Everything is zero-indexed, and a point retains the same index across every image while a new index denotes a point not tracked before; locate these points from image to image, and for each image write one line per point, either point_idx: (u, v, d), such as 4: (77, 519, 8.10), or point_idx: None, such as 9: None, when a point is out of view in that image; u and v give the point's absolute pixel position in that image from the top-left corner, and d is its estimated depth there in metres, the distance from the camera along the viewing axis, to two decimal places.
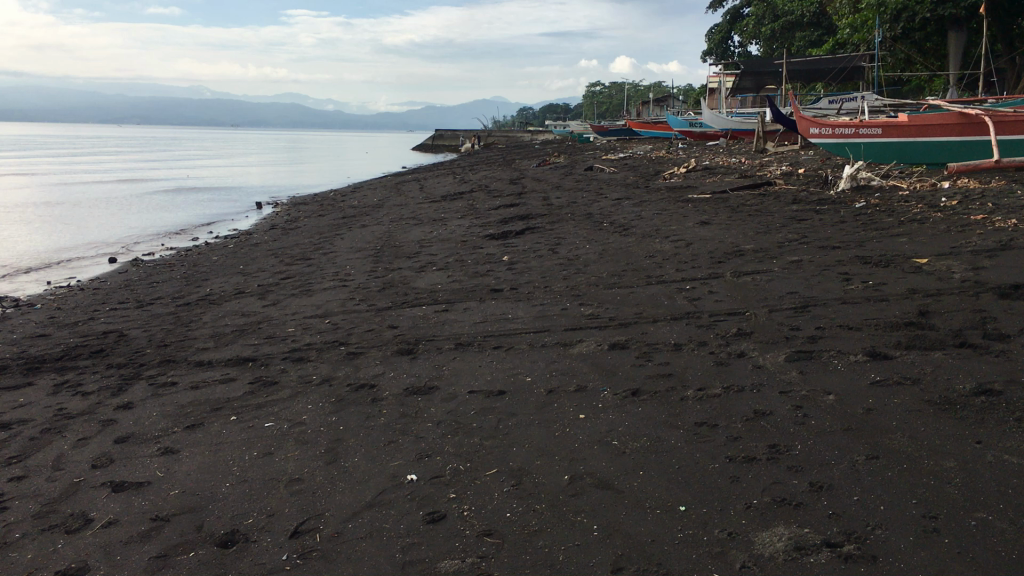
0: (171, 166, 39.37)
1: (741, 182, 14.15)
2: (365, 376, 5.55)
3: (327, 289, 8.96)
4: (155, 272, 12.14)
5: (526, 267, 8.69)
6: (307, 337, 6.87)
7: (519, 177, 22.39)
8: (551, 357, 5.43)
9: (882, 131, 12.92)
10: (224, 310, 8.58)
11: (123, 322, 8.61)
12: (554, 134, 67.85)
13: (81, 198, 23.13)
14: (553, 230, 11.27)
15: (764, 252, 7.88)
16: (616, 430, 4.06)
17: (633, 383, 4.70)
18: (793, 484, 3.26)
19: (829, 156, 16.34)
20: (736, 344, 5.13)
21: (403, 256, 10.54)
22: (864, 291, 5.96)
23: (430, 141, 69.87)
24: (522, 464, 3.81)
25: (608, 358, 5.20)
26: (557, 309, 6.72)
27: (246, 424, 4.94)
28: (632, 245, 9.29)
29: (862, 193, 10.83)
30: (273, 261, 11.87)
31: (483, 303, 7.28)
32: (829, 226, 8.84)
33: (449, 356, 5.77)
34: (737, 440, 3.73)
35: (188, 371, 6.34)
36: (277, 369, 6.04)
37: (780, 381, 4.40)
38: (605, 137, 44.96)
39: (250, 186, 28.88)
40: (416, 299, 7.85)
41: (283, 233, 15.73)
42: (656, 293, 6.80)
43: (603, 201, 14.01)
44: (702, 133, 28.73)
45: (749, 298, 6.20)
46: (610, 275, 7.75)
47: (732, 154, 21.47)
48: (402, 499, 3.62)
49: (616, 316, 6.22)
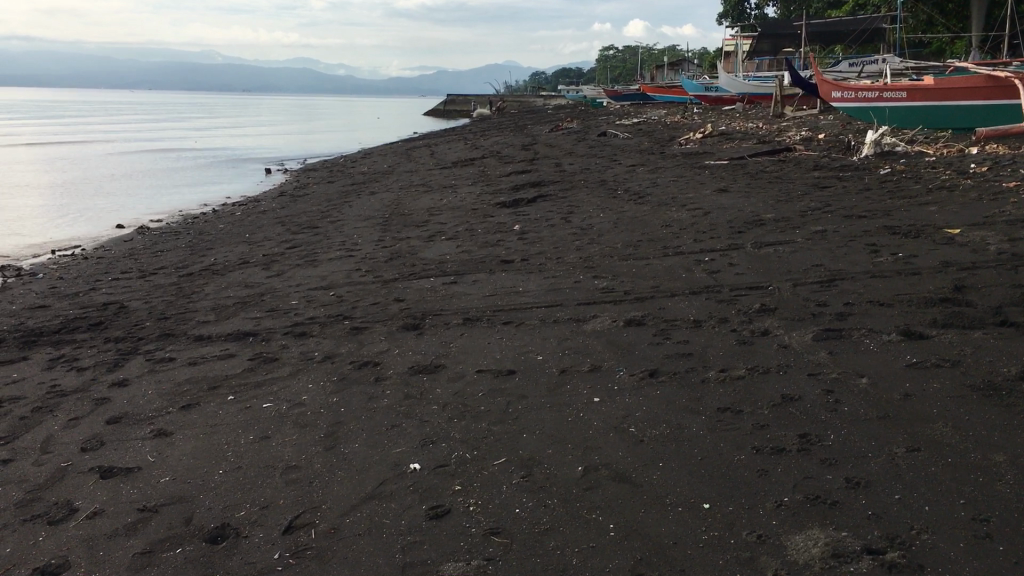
0: (183, 133, 39.04)
1: (760, 148, 13.75)
2: (369, 354, 5.31)
3: (333, 259, 8.70)
4: (160, 241, 11.91)
5: (538, 237, 8.40)
6: (310, 310, 6.63)
7: (532, 143, 21.99)
8: (563, 333, 5.17)
9: (906, 95, 12.51)
10: (228, 281, 8.34)
11: (124, 293, 8.38)
12: (567, 98, 67.14)
13: (90, 166, 22.88)
14: (567, 198, 10.96)
15: (786, 222, 7.56)
16: (633, 415, 3.81)
17: (651, 363, 4.44)
18: (827, 479, 3.00)
19: (850, 121, 15.92)
20: (759, 321, 4.85)
21: (411, 225, 10.27)
22: (895, 263, 5.66)
23: (442, 106, 69.23)
24: (533, 453, 3.57)
25: (624, 335, 4.94)
26: (570, 282, 6.44)
27: (244, 404, 4.71)
28: (648, 213, 8.99)
29: (888, 160, 10.47)
30: (280, 229, 11.60)
31: (493, 275, 7.01)
32: (853, 194, 8.49)
33: (457, 332, 5.51)
34: (764, 429, 3.47)
35: (186, 346, 6.11)
36: (279, 344, 5.81)
37: (808, 362, 4.13)
38: (619, 102, 44.32)
39: (260, 152, 28.59)
40: (424, 270, 7.59)
41: (291, 199, 15.47)
42: (673, 265, 6.52)
43: (617, 168, 13.67)
44: (718, 98, 28.18)
45: (771, 271, 5.91)
46: (626, 246, 7.45)
47: (750, 119, 21.00)
48: (404, 491, 3.38)
49: (632, 290, 5.94)
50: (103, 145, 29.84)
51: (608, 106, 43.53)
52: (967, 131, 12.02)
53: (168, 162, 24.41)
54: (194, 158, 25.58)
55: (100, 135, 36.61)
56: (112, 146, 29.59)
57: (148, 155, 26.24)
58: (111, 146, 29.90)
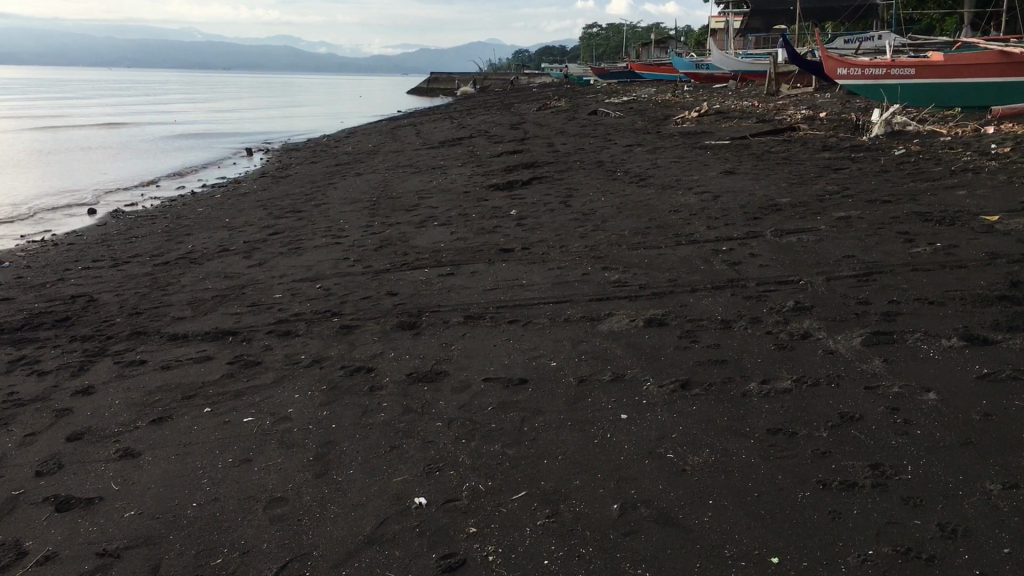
0: (164, 112, 38.24)
1: (760, 127, 13.26)
2: (361, 358, 4.79)
3: (319, 247, 8.15)
4: (135, 226, 11.31)
5: (538, 223, 7.88)
6: (295, 305, 6.11)
7: (521, 122, 21.42)
8: (577, 335, 4.67)
9: (915, 72, 12.03)
10: (206, 271, 7.79)
11: (94, 285, 7.82)
12: (551, 76, 66.32)
13: (65, 145, 22.18)
14: (563, 180, 10.43)
15: (804, 207, 7.07)
16: (670, 436, 3.33)
17: (681, 371, 3.95)
18: (915, 525, 2.53)
19: (852, 99, 15.41)
20: (796, 322, 4.37)
21: (400, 210, 9.72)
22: (935, 255, 5.19)
23: (425, 85, 68.31)
24: (559, 485, 3.07)
25: (646, 338, 4.45)
26: (578, 274, 5.94)
27: (222, 418, 4.19)
28: (652, 197, 8.49)
29: (900, 140, 9.99)
30: (262, 214, 11.04)
31: (493, 266, 6.49)
32: (871, 176, 8.00)
33: (458, 333, 5.01)
34: (826, 457, 2.99)
35: (159, 347, 5.56)
36: (262, 346, 5.28)
37: (861, 373, 3.65)
38: (606, 79, 43.61)
39: (239, 131, 27.91)
40: (417, 259, 7.06)
41: (273, 181, 14.86)
42: (689, 255, 6.03)
43: (614, 148, 13.15)
44: (710, 75, 27.62)
45: (799, 263, 5.43)
46: (634, 233, 6.94)
47: (745, 97, 20.50)
48: (409, 533, 2.89)
49: (647, 284, 5.45)
50: (80, 124, 29.07)
51: (595, 85, 42.85)
52: (979, 109, 11.56)
53: (146, 141, 23.69)
54: (175, 138, 24.88)
55: (77, 113, 35.81)
56: (89, 125, 28.85)
57: (125, 134, 25.55)
58: (89, 125, 29.13)
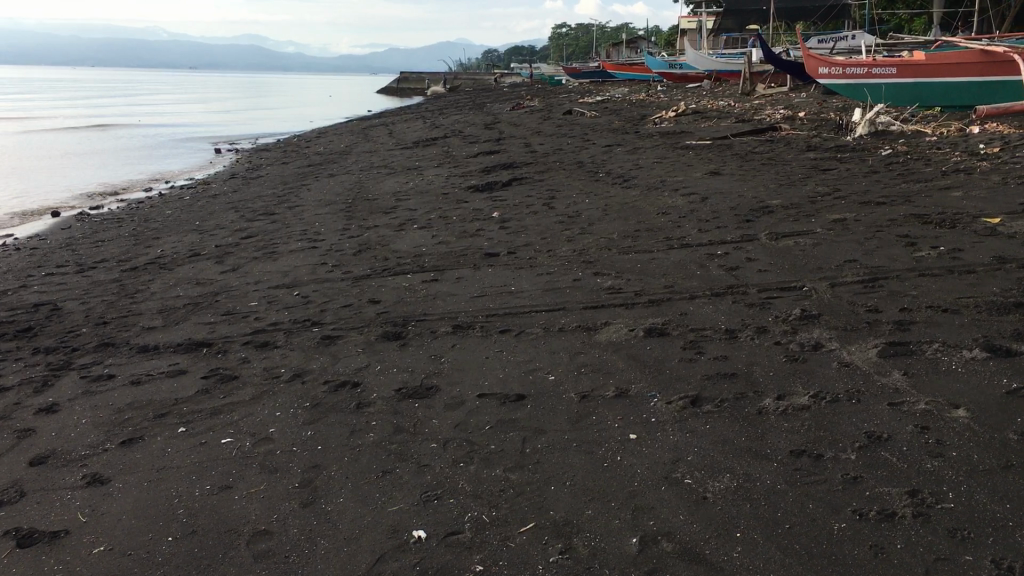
0: (130, 112, 37.64)
1: (740, 127, 13.13)
2: (345, 371, 4.53)
3: (295, 251, 7.86)
4: (101, 229, 10.92)
5: (521, 226, 7.64)
6: (272, 314, 5.82)
7: (495, 122, 21.16)
8: (574, 346, 4.44)
9: (896, 71, 11.94)
10: (177, 277, 7.48)
11: (58, 292, 7.47)
12: (522, 76, 66.06)
13: (28, 145, 21.67)
14: (544, 181, 10.20)
15: (797, 209, 6.89)
16: (686, 459, 3.10)
17: (690, 386, 3.73)
18: (969, 562, 2.32)
19: (830, 99, 15.33)
20: (805, 332, 4.17)
21: (378, 212, 9.45)
22: (940, 259, 5.02)
23: (395, 84, 67.81)
24: (571, 515, 2.83)
25: (648, 350, 4.22)
26: (569, 279, 5.71)
27: (198, 439, 3.91)
28: (637, 198, 8.29)
29: (885, 140, 9.87)
30: (233, 216, 10.71)
31: (479, 271, 6.24)
32: (861, 177, 7.85)
33: (447, 343, 4.76)
34: (858, 483, 2.78)
35: (127, 360, 5.25)
36: (238, 358, 5.00)
37: (882, 388, 3.45)
38: (578, 78, 43.49)
39: (207, 130, 27.40)
40: (399, 264, 6.80)
41: (244, 182, 14.48)
42: (683, 259, 5.82)
43: (593, 148, 12.95)
44: (684, 74, 27.53)
45: (800, 268, 5.24)
46: (623, 237, 6.72)
47: (720, 96, 20.41)
48: (409, 572, 2.63)
49: (643, 290, 5.23)
50: (44, 125, 28.48)
51: (567, 84, 42.70)
52: (961, 108, 11.47)
53: (112, 141, 23.20)
54: (142, 137, 24.41)
55: (38, 113, 35.03)
56: (53, 125, 28.26)
57: (91, 134, 25.01)
58: (52, 125, 28.51)
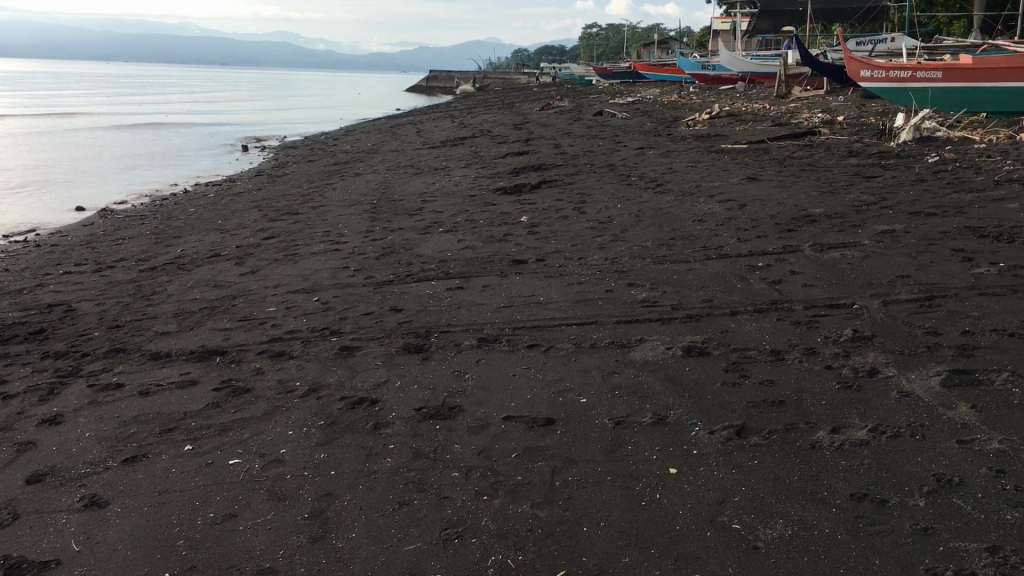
0: (160, 107, 37.73)
1: (777, 131, 12.76)
2: (363, 386, 4.27)
3: (316, 254, 7.62)
4: (124, 226, 10.75)
5: (551, 232, 7.35)
6: (290, 321, 5.58)
7: (525, 122, 20.87)
8: (607, 365, 4.15)
9: (942, 74, 11.51)
10: (195, 279, 7.26)
11: (75, 292, 7.28)
12: (552, 76, 65.73)
13: (57, 142, 21.66)
14: (574, 184, 9.91)
15: (841, 218, 6.56)
16: (734, 499, 2.80)
17: (735, 414, 3.43)
18: None
19: (869, 103, 14.89)
20: (859, 355, 3.86)
21: (403, 214, 9.20)
22: (1001, 277, 4.68)
23: (424, 82, 67.69)
24: (606, 564, 2.54)
25: (687, 371, 3.93)
26: (601, 290, 5.42)
27: (206, 459, 3.66)
28: (671, 204, 7.98)
29: (930, 147, 9.48)
30: (256, 215, 10.51)
31: (506, 279, 5.97)
32: (908, 186, 7.49)
33: (472, 358, 4.49)
34: (930, 536, 2.47)
35: (138, 368, 5.02)
36: (253, 369, 4.75)
37: (949, 422, 3.14)
38: (608, 79, 43.04)
39: (236, 127, 27.30)
40: (423, 270, 6.54)
41: (269, 180, 14.30)
42: (721, 271, 5.52)
43: (625, 151, 12.62)
44: (717, 76, 27.11)
45: (848, 283, 4.92)
46: (657, 245, 6.42)
47: (754, 99, 20.00)
48: None
49: (680, 304, 4.94)
50: (74, 121, 28.50)
51: (598, 85, 42.33)
52: (1009, 114, 11.05)
53: (141, 136, 23.13)
54: (171, 133, 24.34)
55: (70, 108, 35.17)
56: (82, 121, 28.28)
57: (120, 130, 24.98)
58: (82, 120, 28.56)
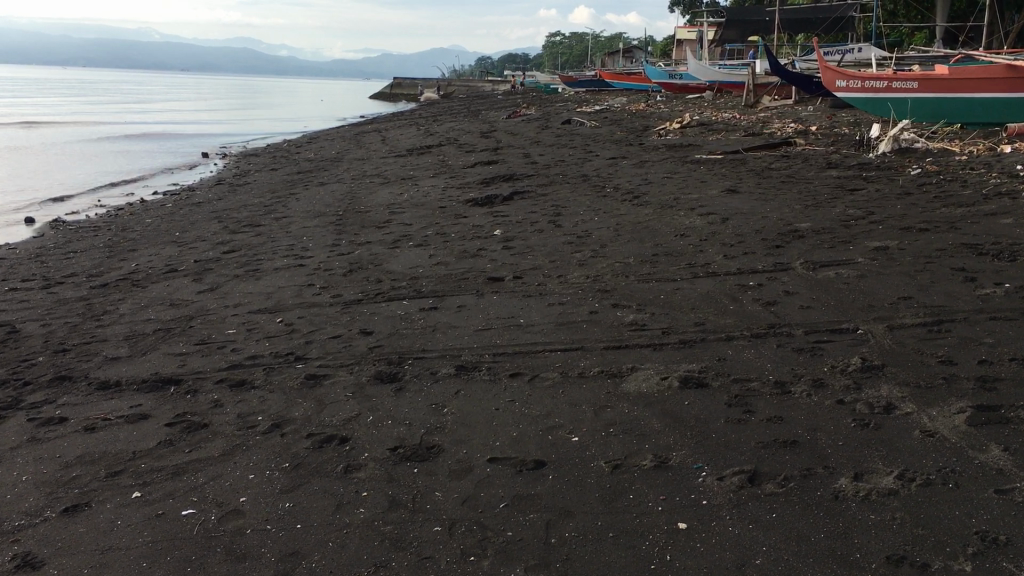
0: (118, 114, 36.91)
1: (751, 140, 12.57)
2: (332, 422, 3.91)
3: (280, 270, 7.23)
4: (76, 239, 10.26)
5: (527, 246, 7.03)
6: (252, 345, 5.20)
7: (493, 130, 20.57)
8: (598, 398, 3.82)
9: (917, 85, 11.40)
10: (150, 297, 6.83)
11: (19, 311, 6.81)
12: (516, 83, 65.55)
13: (10, 150, 20.94)
14: (548, 195, 9.60)
15: (830, 234, 6.31)
16: (757, 563, 2.49)
17: (745, 458, 3.11)
18: None
19: (841, 114, 14.77)
20: (871, 388, 3.57)
21: (371, 226, 8.83)
22: (1010, 300, 4.43)
23: (389, 89, 67.16)
24: None
25: (687, 406, 3.61)
26: (585, 312, 5.10)
27: (156, 509, 3.27)
28: (650, 217, 7.70)
29: (910, 158, 9.31)
30: (217, 227, 10.07)
31: (482, 299, 5.64)
32: (894, 199, 7.29)
33: (450, 389, 4.15)
34: None
35: (84, 398, 4.61)
36: (210, 400, 4.36)
37: (982, 468, 2.86)
38: (574, 88, 42.88)
39: (198, 135, 26.67)
40: (393, 288, 6.18)
41: (231, 190, 13.84)
42: (711, 291, 5.23)
43: (597, 161, 12.34)
44: (684, 85, 27.04)
45: (848, 306, 4.65)
46: (640, 262, 6.12)
47: (723, 108, 19.89)
48: None
49: (672, 328, 4.63)
50: (29, 127, 27.69)
51: (564, 93, 42.18)
52: (984, 125, 10.96)
53: (97, 145, 22.47)
54: (129, 141, 23.71)
55: (25, 115, 34.26)
56: (38, 128, 27.56)
57: (76, 137, 24.29)
58: (37, 128, 27.77)
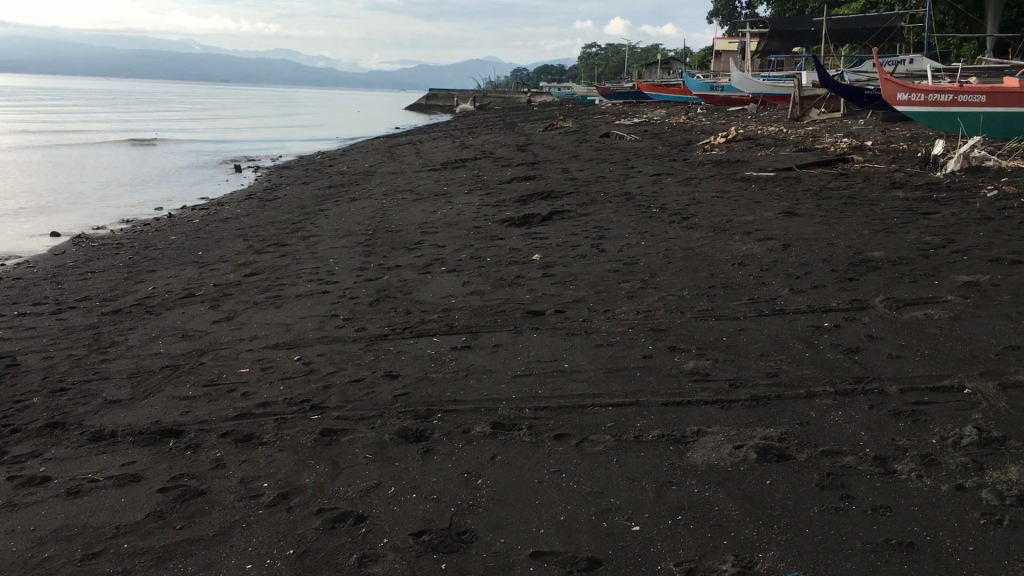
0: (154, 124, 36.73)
1: (803, 156, 11.91)
2: (347, 493, 3.35)
3: (302, 297, 6.71)
4: (95, 258, 9.80)
5: (569, 274, 6.45)
6: (264, 389, 4.66)
7: (529, 143, 20.01)
8: (661, 471, 3.22)
9: (986, 98, 10.73)
10: (163, 326, 6.34)
11: (24, 340, 6.34)
12: (551, 95, 64.97)
13: (39, 160, 20.66)
14: (589, 215, 9.02)
15: (909, 265, 5.66)
16: None
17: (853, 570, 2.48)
18: None
19: (897, 129, 14.01)
20: (995, 470, 2.95)
21: (400, 248, 8.29)
22: None
23: (423, 100, 66.93)
24: None
25: (771, 488, 3.00)
26: (638, 357, 4.49)
27: None
28: (702, 242, 7.09)
29: (983, 178, 8.62)
30: (241, 246, 9.59)
31: (522, 338, 5.06)
32: (974, 225, 6.63)
33: (485, 453, 3.57)
34: None
35: (72, 453, 4.08)
36: (213, 459, 3.82)
37: None
38: (611, 99, 42.27)
39: (231, 146, 26.33)
40: (424, 321, 5.63)
41: (259, 204, 13.39)
42: (783, 334, 4.60)
43: (640, 177, 11.72)
44: (726, 98, 26.32)
45: (947, 356, 4.02)
46: (696, 295, 5.52)
47: (768, 121, 19.19)
48: None
49: (742, 380, 4.02)
50: (62, 138, 27.50)
51: (601, 105, 41.53)
52: None
53: (130, 155, 22.16)
54: (162, 151, 23.38)
55: (62, 125, 34.15)
56: (72, 138, 27.35)
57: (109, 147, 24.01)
58: (71, 138, 27.57)
